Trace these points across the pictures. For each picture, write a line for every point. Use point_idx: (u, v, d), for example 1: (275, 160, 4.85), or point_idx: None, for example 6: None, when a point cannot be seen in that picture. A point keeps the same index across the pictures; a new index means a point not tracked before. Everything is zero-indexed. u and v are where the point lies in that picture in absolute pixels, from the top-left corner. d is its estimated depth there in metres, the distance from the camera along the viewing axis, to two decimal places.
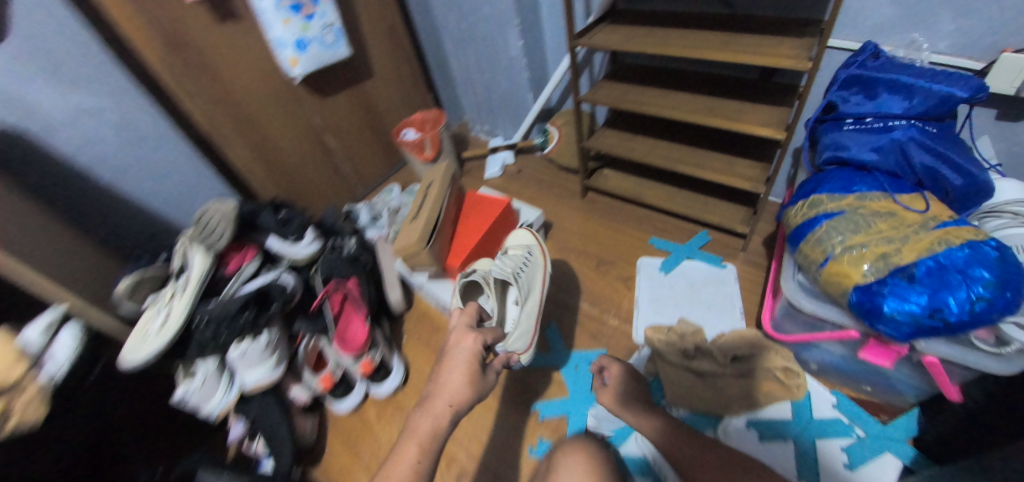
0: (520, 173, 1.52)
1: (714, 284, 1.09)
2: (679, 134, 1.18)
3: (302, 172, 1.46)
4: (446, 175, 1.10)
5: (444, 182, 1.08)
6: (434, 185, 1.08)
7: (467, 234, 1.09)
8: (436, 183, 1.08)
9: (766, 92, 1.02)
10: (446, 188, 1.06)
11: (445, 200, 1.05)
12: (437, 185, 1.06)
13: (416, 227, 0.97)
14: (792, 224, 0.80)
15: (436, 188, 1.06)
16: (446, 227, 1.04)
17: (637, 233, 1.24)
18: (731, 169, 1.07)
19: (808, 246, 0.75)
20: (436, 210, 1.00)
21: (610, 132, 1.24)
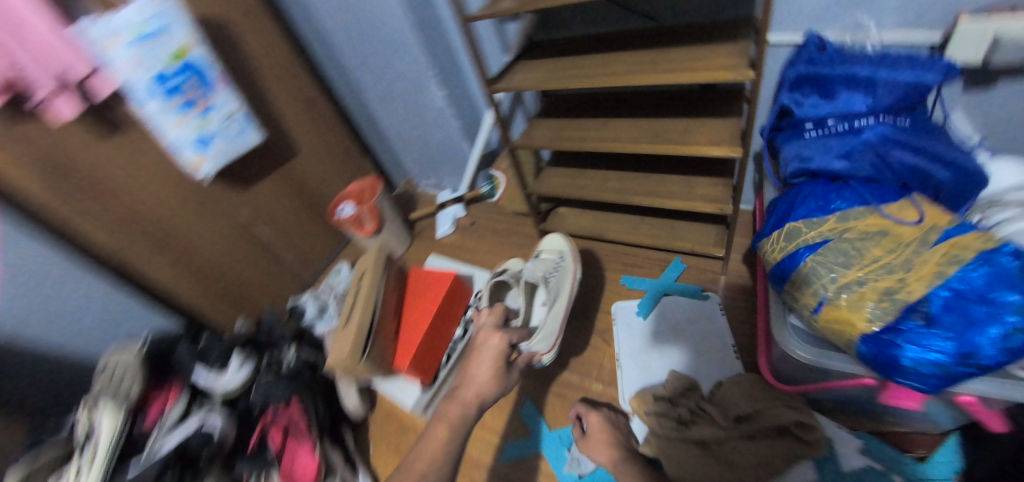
0: (474, 225, 1.41)
1: (697, 321, 0.98)
2: (628, 161, 1.09)
3: (243, 274, 1.32)
4: (379, 261, 0.98)
5: (377, 271, 0.96)
6: (367, 275, 0.95)
7: (416, 322, 0.96)
8: (370, 273, 0.95)
9: (709, 105, 0.93)
10: (379, 279, 0.95)
11: (380, 292, 0.94)
12: (369, 277, 0.95)
13: (348, 334, 0.86)
14: (771, 259, 0.68)
15: (367, 280, 0.94)
16: (383, 322, 0.92)
17: (605, 274, 1.13)
18: (691, 193, 0.97)
19: (795, 288, 0.63)
20: (368, 310, 0.90)
21: (557, 172, 1.15)
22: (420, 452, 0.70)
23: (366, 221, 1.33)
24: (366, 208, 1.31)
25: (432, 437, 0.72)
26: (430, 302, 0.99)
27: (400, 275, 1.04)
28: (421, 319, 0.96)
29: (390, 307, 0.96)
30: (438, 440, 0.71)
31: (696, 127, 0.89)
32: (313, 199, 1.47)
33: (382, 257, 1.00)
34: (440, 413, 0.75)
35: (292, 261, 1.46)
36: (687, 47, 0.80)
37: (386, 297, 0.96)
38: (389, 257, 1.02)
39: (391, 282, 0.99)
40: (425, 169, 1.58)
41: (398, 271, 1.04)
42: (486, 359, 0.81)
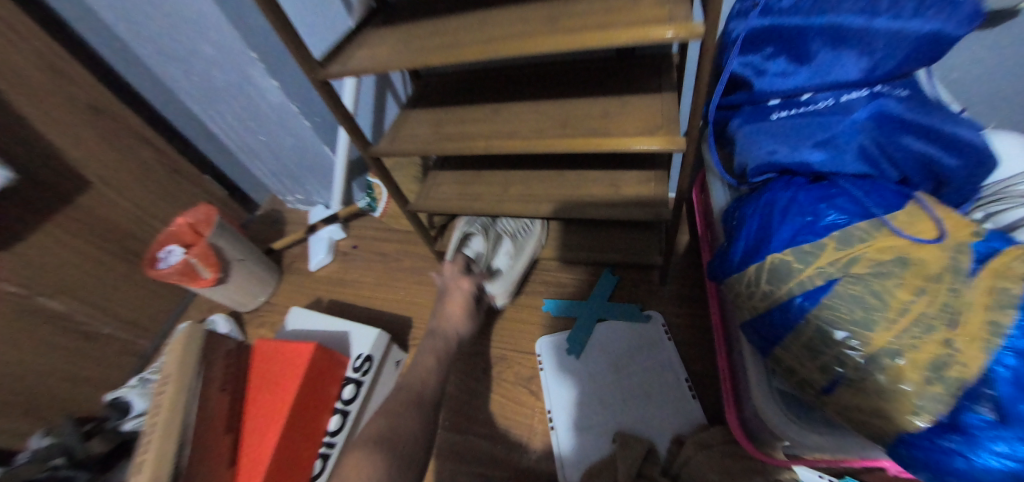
0: (357, 249, 1.11)
1: (641, 352, 0.79)
2: (532, 158, 0.86)
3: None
4: (186, 358, 0.62)
5: (181, 380, 0.60)
6: (166, 391, 0.59)
7: (266, 428, 0.66)
8: (171, 384, 0.59)
9: (627, 82, 0.71)
10: (185, 395, 0.60)
11: (190, 395, 0.61)
12: (169, 392, 0.59)
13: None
14: (747, 308, 0.48)
15: (166, 400, 0.58)
16: (196, 465, 0.58)
17: (523, 299, 0.90)
18: (616, 195, 0.76)
19: (794, 351, 0.44)
20: (166, 461, 0.53)
21: (447, 178, 0.88)
22: (408, 377, 0.69)
23: (201, 270, 0.94)
24: (195, 252, 0.93)
25: (420, 366, 0.72)
26: (283, 392, 0.68)
27: (228, 361, 0.70)
28: (273, 422, 0.66)
29: (214, 424, 0.63)
30: (426, 366, 0.72)
31: (616, 110, 0.67)
32: (129, 242, 1.06)
33: (195, 348, 0.64)
34: (424, 344, 0.76)
35: (110, 332, 1.03)
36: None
37: (199, 417, 0.61)
38: (206, 343, 0.67)
39: (211, 381, 0.65)
40: (286, 182, 1.22)
41: (223, 355, 0.69)
42: (456, 299, 0.80)
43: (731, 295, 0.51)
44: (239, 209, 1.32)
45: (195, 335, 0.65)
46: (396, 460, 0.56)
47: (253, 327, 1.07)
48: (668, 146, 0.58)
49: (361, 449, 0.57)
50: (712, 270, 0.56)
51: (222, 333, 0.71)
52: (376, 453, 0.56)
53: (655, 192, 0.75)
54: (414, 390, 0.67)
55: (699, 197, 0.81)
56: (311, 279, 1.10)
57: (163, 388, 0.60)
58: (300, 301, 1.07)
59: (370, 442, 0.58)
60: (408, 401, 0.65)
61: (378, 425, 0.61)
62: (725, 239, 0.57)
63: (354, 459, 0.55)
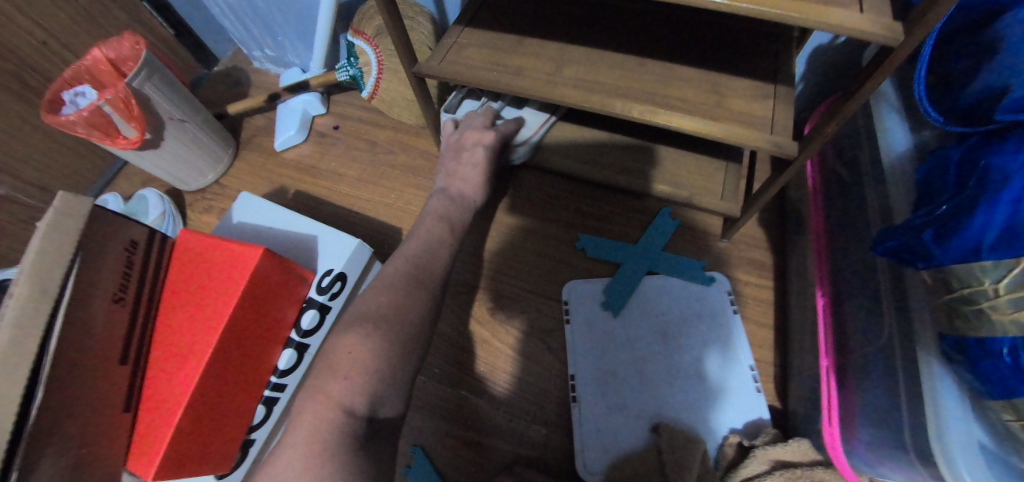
0: (339, 131, 0.85)
1: (695, 321, 0.60)
2: (601, 32, 0.60)
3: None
4: (49, 251, 0.39)
5: (38, 286, 0.38)
6: (12, 296, 0.37)
7: (181, 363, 0.47)
8: (20, 288, 0.37)
9: None
10: (45, 308, 0.38)
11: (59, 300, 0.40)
12: (17, 301, 0.37)
13: None
14: (1001, 321, 0.30)
15: (9, 315, 0.36)
16: (62, 411, 0.39)
17: (550, 229, 0.69)
18: (718, 106, 0.52)
19: None
20: (4, 409, 0.33)
21: (476, 39, 0.62)
22: (412, 253, 0.54)
23: (122, 125, 0.69)
24: (109, 95, 0.66)
25: (422, 231, 0.58)
26: (210, 311, 0.48)
27: (129, 259, 0.49)
28: (191, 354, 0.47)
29: (100, 352, 0.44)
30: (428, 235, 0.57)
31: None
32: (32, 76, 0.77)
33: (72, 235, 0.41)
34: (431, 208, 0.61)
35: (6, 194, 0.78)
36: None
37: (62, 343, 0.40)
38: (89, 230, 0.44)
39: (99, 287, 0.44)
40: (252, 29, 0.90)
41: (123, 247, 0.48)
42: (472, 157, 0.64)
43: (958, 293, 0.33)
44: (190, 57, 1.00)
45: (74, 214, 0.42)
46: (398, 344, 0.45)
47: (196, 212, 0.84)
48: (841, 21, 0.36)
49: (357, 326, 0.45)
50: (902, 246, 0.37)
51: (125, 216, 0.49)
52: (375, 333, 0.45)
53: (776, 113, 0.51)
54: (421, 268, 0.53)
55: (814, 160, 0.58)
56: (275, 161, 0.85)
57: (9, 293, 0.38)
58: (260, 188, 0.83)
59: (366, 320, 0.46)
60: (410, 275, 0.51)
61: (374, 301, 0.48)
62: (925, 207, 0.38)
63: (350, 341, 0.44)
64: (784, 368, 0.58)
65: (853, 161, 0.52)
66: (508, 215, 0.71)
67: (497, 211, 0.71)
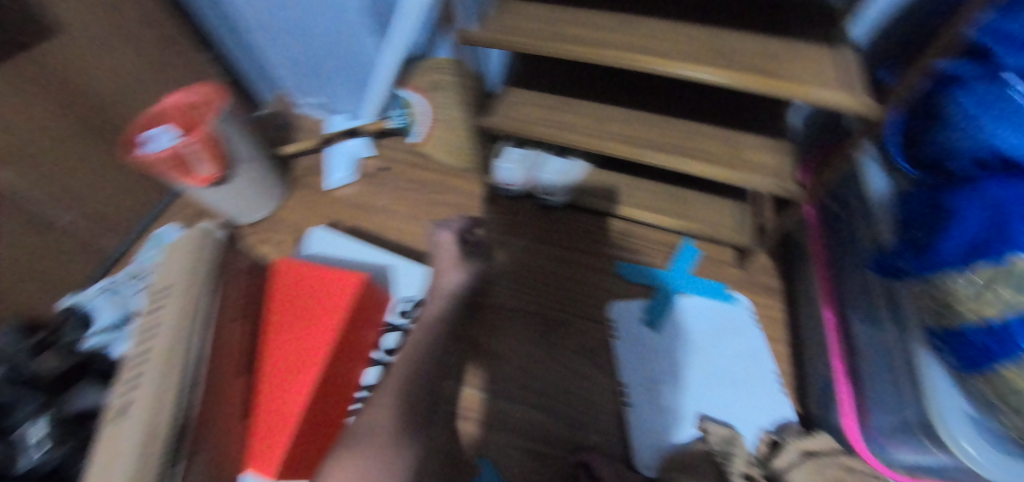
0: (388, 173, 0.94)
1: (727, 335, 0.71)
2: (635, 95, 0.73)
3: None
4: (194, 272, 0.50)
5: (186, 306, 0.47)
6: (167, 316, 0.45)
7: (292, 377, 0.55)
8: (176, 299, 0.47)
9: (790, 20, 0.58)
10: (193, 323, 0.46)
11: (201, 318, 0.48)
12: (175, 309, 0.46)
13: (132, 427, 0.38)
14: (964, 312, 0.42)
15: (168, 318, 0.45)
16: (208, 409, 0.45)
17: (589, 258, 0.80)
18: (737, 158, 0.65)
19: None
20: (170, 401, 0.40)
21: (530, 99, 0.74)
22: (400, 359, 0.61)
23: (197, 165, 0.75)
24: (192, 139, 0.72)
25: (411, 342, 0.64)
26: (319, 330, 0.58)
27: (243, 285, 0.58)
28: (304, 366, 0.55)
29: (230, 361, 0.51)
30: (421, 340, 0.63)
31: (781, 53, 0.54)
32: (107, 118, 0.84)
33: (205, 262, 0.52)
34: (420, 315, 0.68)
35: (71, 225, 0.82)
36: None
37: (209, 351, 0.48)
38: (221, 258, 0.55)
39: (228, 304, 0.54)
40: (307, 79, 0.99)
41: (241, 273, 0.57)
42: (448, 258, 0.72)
43: (934, 295, 0.45)
44: (241, 103, 1.08)
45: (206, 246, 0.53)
46: (385, 461, 0.50)
47: (252, 245, 0.89)
48: (827, 96, 0.50)
49: (344, 453, 0.50)
50: (893, 264, 0.50)
51: (238, 248, 0.59)
52: (355, 458, 0.49)
53: (782, 163, 0.64)
54: (402, 373, 0.59)
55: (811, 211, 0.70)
56: (327, 199, 0.93)
57: (160, 313, 0.46)
58: (315, 223, 0.90)
59: (351, 447, 0.50)
60: (401, 387, 0.57)
61: (367, 420, 0.54)
62: (906, 235, 0.50)
63: (337, 470, 0.48)
64: (799, 376, 0.68)
65: (843, 201, 0.65)
66: (553, 249, 0.81)
67: (543, 244, 0.82)
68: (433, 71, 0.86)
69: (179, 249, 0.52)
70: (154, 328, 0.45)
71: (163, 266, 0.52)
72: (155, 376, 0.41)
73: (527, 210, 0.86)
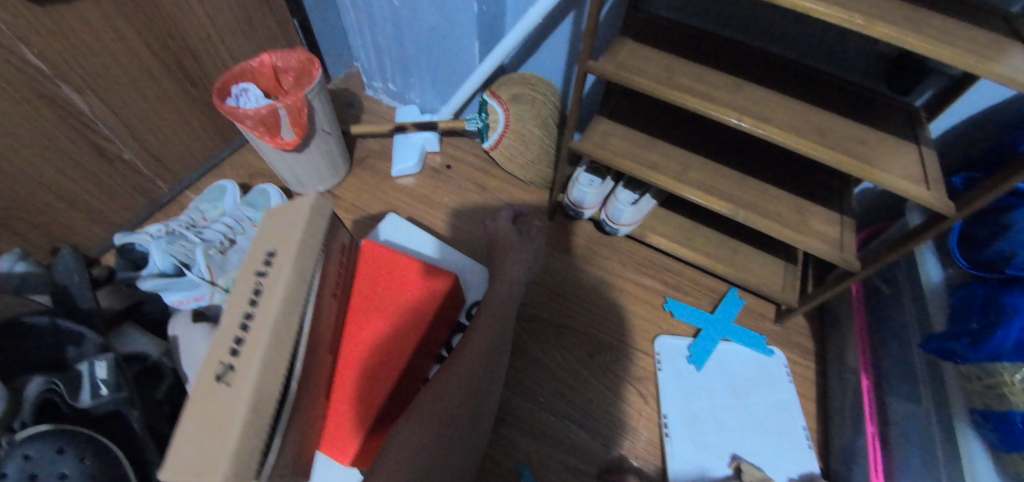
0: (451, 171, 0.96)
1: (762, 384, 0.76)
2: (716, 148, 0.78)
3: (23, 168, 0.68)
4: (308, 244, 0.48)
5: (299, 274, 0.45)
6: (282, 281, 0.44)
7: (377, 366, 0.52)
8: (289, 271, 0.45)
9: (879, 114, 0.65)
10: (302, 294, 0.45)
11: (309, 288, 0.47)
12: (288, 283, 0.44)
13: (239, 396, 0.38)
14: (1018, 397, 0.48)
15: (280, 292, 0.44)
16: (305, 385, 0.45)
17: (641, 290, 0.84)
18: (803, 224, 0.71)
19: None
20: (275, 376, 0.40)
21: (619, 131, 0.78)
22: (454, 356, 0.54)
23: (284, 128, 0.76)
24: (289, 101, 0.74)
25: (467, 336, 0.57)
26: (407, 323, 0.55)
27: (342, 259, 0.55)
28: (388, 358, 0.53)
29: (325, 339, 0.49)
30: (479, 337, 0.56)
31: (875, 142, 0.61)
32: (191, 63, 0.83)
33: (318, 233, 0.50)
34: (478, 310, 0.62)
35: (130, 160, 0.82)
36: (952, 19, 0.51)
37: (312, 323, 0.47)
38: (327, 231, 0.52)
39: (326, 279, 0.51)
40: (388, 66, 1.01)
41: (338, 249, 0.54)
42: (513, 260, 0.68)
43: (987, 379, 0.51)
44: None
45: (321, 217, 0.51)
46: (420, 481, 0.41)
47: None
48: (906, 187, 0.56)
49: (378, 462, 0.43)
50: (943, 347, 0.55)
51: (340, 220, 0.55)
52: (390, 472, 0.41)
53: (843, 236, 0.70)
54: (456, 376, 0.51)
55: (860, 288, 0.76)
56: (390, 185, 0.94)
57: (271, 276, 0.45)
58: (376, 206, 0.91)
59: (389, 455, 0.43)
60: (454, 389, 0.50)
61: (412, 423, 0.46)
62: (955, 322, 0.56)
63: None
64: (824, 434, 0.73)
65: (890, 281, 0.71)
66: (608, 275, 0.85)
67: (600, 269, 0.85)
68: (521, 84, 0.90)
69: (294, 212, 0.50)
70: (265, 291, 0.44)
71: (269, 223, 0.50)
72: (265, 347, 0.40)
73: (586, 233, 0.89)
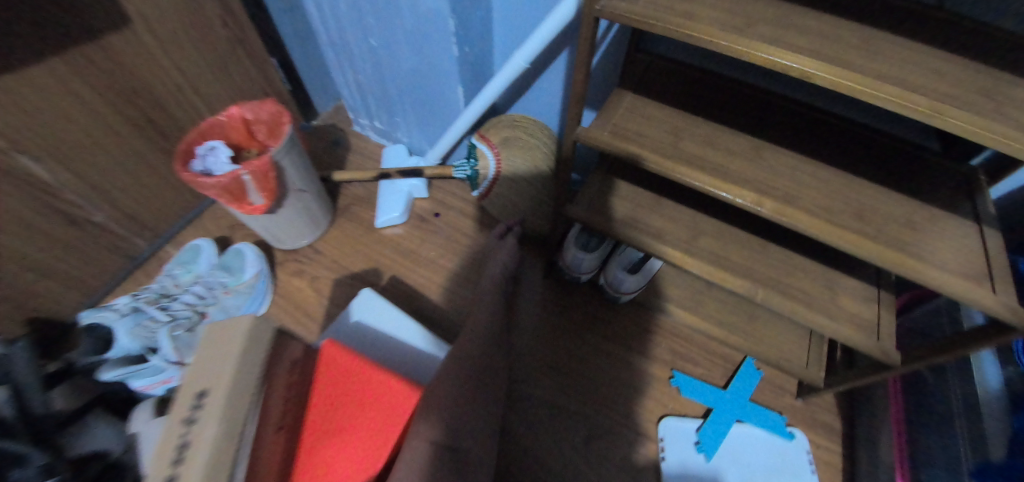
0: (440, 220, 0.89)
1: (780, 477, 0.68)
2: (731, 207, 0.68)
3: None
4: (241, 381, 0.41)
5: (230, 422, 0.39)
6: (209, 436, 0.37)
7: None
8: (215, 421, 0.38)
9: (934, 183, 0.53)
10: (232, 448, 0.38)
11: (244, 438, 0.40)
12: (214, 437, 0.37)
13: None
14: None
15: (204, 450, 0.37)
16: None
17: (644, 360, 0.76)
18: (833, 304, 0.60)
19: None
20: None
21: (617, 189, 0.69)
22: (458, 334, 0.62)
23: (252, 193, 0.70)
24: (253, 167, 0.67)
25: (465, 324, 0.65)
26: (371, 445, 0.50)
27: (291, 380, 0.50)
28: None
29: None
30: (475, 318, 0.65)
31: (923, 225, 0.49)
32: (158, 117, 0.78)
33: (254, 361, 0.43)
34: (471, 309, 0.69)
35: (100, 223, 0.78)
36: None
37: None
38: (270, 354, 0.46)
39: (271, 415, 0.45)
40: (372, 104, 0.94)
41: (287, 366, 0.49)
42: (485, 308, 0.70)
43: None
44: (297, 111, 1.03)
45: (259, 340, 0.44)
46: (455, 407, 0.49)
47: (287, 273, 0.84)
48: (971, 294, 0.44)
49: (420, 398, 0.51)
50: None
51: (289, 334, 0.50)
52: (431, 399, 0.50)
53: (881, 320, 0.60)
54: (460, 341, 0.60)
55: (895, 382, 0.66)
56: (375, 236, 0.88)
57: (197, 428, 0.38)
58: (359, 262, 0.85)
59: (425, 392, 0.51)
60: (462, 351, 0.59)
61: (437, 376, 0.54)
62: (1019, 457, 0.46)
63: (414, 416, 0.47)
64: None
65: (936, 369, 0.61)
66: (608, 343, 0.77)
67: (598, 336, 0.78)
68: (512, 128, 0.81)
69: (227, 338, 0.43)
70: (189, 449, 0.37)
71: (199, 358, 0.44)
72: None
73: (585, 292, 0.81)
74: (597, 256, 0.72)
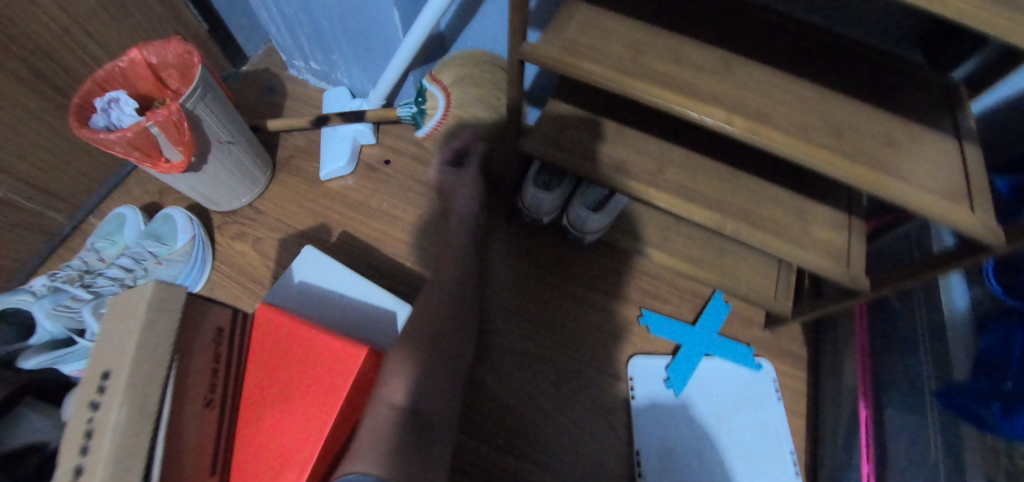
0: (392, 169, 0.82)
1: (747, 406, 0.69)
2: (699, 135, 0.63)
3: None
4: (150, 357, 0.34)
5: (138, 407, 0.32)
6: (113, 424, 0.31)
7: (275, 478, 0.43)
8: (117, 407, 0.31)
9: (914, 94, 0.48)
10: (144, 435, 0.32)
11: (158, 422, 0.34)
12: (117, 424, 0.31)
13: None
14: None
15: (109, 441, 0.31)
16: None
17: (613, 302, 0.74)
18: (803, 232, 0.58)
19: None
20: None
21: (576, 122, 0.63)
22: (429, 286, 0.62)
23: (166, 147, 0.61)
24: (160, 116, 0.58)
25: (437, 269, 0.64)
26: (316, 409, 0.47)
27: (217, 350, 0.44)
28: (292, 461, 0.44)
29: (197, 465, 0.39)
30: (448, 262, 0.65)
31: (904, 141, 0.45)
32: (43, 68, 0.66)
33: (167, 335, 0.36)
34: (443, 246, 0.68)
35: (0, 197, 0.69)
36: None
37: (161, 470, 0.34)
38: (185, 327, 0.39)
39: (194, 395, 0.39)
40: (303, 41, 0.83)
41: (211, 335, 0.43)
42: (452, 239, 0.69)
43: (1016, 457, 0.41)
44: (218, 53, 0.91)
45: (170, 310, 0.37)
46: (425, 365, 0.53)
47: (228, 237, 0.77)
48: (951, 212, 0.41)
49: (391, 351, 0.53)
50: (965, 407, 0.45)
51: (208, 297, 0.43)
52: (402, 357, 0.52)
53: (851, 246, 0.57)
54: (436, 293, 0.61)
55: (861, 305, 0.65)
56: (321, 191, 0.80)
57: (99, 416, 0.32)
58: (307, 220, 0.78)
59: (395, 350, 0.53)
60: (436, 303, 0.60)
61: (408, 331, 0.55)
62: (982, 374, 0.45)
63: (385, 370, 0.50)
64: (812, 456, 0.67)
65: (904, 292, 0.60)
66: (575, 287, 0.74)
67: (564, 280, 0.75)
68: (460, 60, 0.72)
69: (129, 311, 0.35)
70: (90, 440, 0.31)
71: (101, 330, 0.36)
72: None
73: (550, 237, 0.77)
74: (559, 194, 0.68)
